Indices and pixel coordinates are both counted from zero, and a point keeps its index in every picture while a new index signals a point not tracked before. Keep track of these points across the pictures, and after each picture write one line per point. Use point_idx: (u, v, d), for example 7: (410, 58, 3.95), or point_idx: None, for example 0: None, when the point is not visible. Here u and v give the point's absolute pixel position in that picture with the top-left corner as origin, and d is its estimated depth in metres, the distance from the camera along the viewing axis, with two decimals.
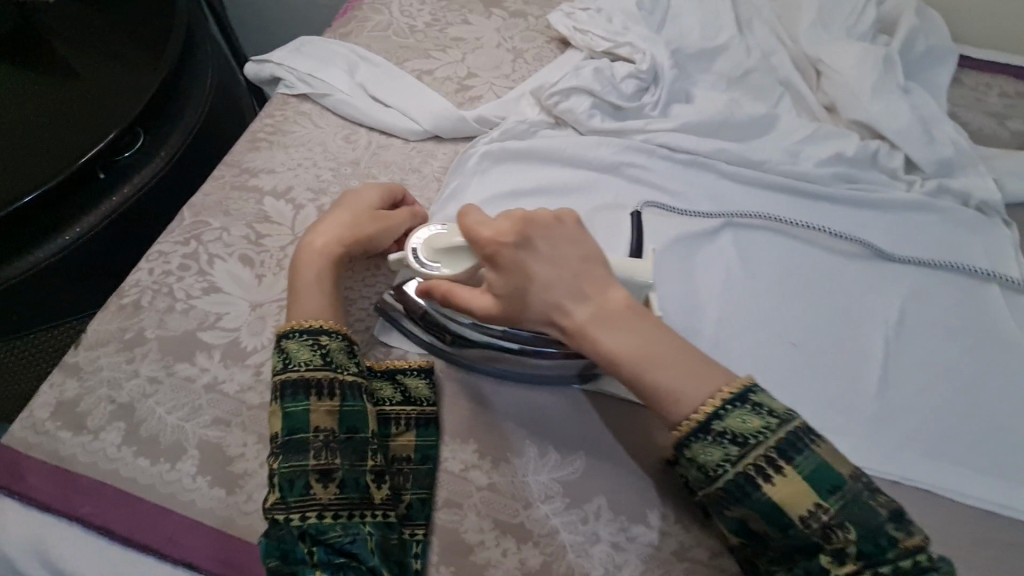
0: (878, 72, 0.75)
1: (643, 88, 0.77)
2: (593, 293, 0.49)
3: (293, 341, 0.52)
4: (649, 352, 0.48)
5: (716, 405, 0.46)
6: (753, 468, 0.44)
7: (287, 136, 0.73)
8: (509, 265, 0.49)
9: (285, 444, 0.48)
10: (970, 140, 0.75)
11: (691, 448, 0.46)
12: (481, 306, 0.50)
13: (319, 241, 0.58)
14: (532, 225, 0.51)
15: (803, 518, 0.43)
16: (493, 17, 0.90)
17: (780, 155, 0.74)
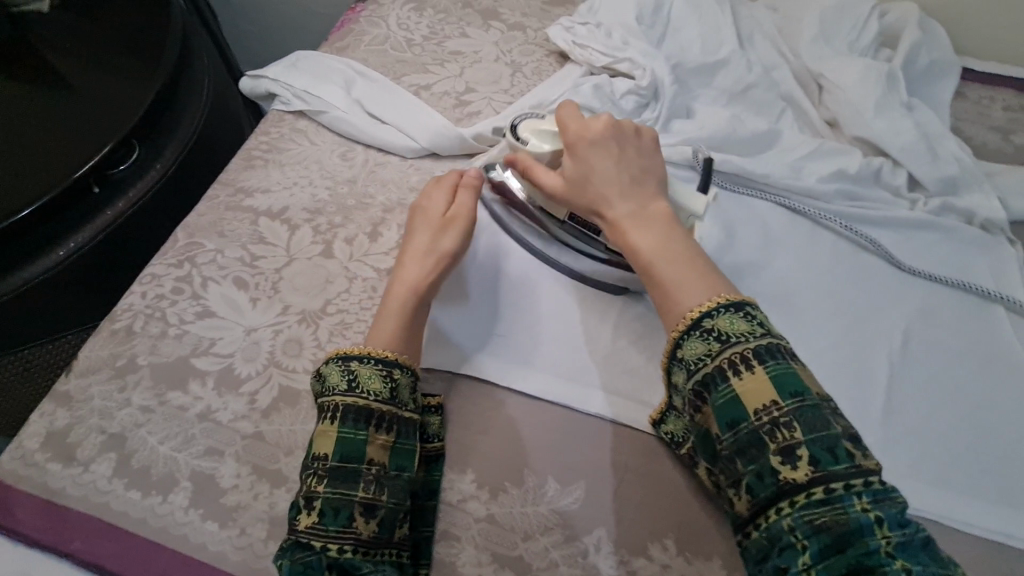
0: (880, 88, 0.74)
1: (643, 104, 0.76)
2: (641, 191, 0.53)
3: (360, 364, 0.51)
4: (669, 250, 0.49)
5: (712, 305, 0.45)
6: (727, 362, 0.43)
7: (282, 153, 0.72)
8: (584, 152, 0.54)
9: (332, 469, 0.46)
10: (973, 157, 0.74)
11: (678, 345, 0.45)
12: (546, 184, 0.56)
13: (409, 272, 0.57)
14: (618, 134, 0.55)
15: (757, 413, 0.42)
16: (492, 30, 0.89)
17: (783, 172, 0.73)
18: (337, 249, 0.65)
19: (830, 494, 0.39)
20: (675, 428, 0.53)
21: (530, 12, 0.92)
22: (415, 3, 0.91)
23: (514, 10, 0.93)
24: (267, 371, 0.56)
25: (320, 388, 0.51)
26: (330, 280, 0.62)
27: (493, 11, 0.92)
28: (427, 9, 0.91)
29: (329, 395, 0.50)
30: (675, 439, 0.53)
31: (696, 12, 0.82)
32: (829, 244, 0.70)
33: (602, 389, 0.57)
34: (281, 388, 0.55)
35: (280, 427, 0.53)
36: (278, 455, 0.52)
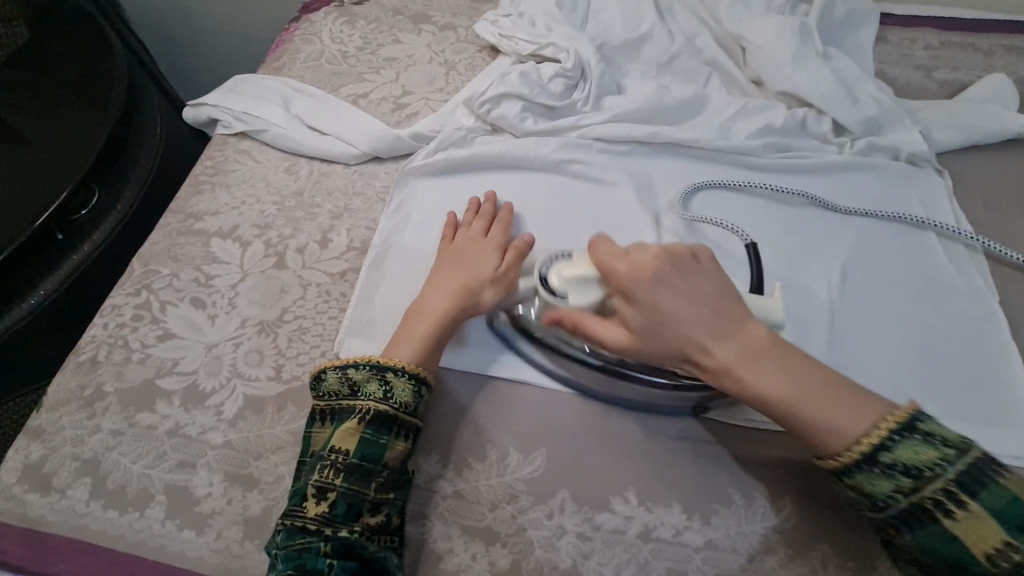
0: (795, 41, 0.77)
1: (572, 85, 0.78)
2: (738, 325, 0.49)
3: (391, 378, 0.53)
4: (800, 392, 0.46)
5: (882, 435, 0.44)
6: (930, 501, 0.43)
7: (228, 176, 0.74)
8: (649, 299, 0.49)
9: (348, 467, 0.49)
10: (893, 96, 0.77)
11: (855, 479, 0.45)
12: (613, 340, 0.50)
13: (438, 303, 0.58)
14: (678, 260, 0.50)
15: (989, 555, 0.41)
16: (424, 33, 0.92)
17: (713, 132, 0.75)
18: (289, 259, 0.67)
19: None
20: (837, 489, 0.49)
21: (460, 12, 0.95)
22: (347, 17, 0.94)
23: (444, 12, 0.95)
24: (230, 383, 0.58)
25: (344, 386, 0.53)
26: (285, 290, 0.64)
27: (423, 15, 0.95)
28: (359, 21, 0.93)
29: (357, 399, 0.52)
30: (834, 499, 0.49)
31: None
32: (766, 196, 0.73)
33: (554, 359, 0.60)
34: (246, 397, 0.57)
35: (246, 433, 0.55)
36: (247, 459, 0.54)
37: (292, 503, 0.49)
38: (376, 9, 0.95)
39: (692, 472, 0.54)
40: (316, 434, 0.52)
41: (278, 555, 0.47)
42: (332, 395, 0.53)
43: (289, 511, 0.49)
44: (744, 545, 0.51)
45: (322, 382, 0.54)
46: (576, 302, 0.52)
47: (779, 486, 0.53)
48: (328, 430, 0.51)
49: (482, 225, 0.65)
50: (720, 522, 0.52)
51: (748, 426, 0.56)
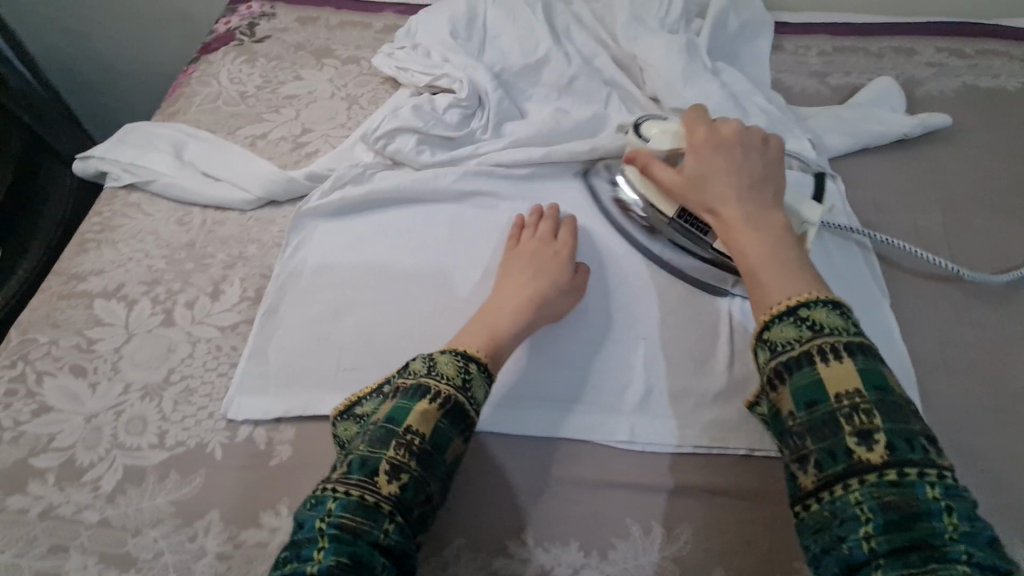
0: (683, 59, 0.79)
1: (469, 115, 0.78)
2: (756, 200, 0.54)
3: (473, 370, 0.52)
4: (769, 253, 0.50)
5: (806, 299, 0.46)
6: (816, 350, 0.43)
7: (115, 231, 0.71)
8: (708, 155, 0.58)
9: (422, 452, 0.47)
10: (782, 107, 0.79)
11: (768, 329, 0.46)
12: (664, 179, 0.60)
13: (500, 304, 0.60)
14: (750, 142, 0.58)
15: (839, 397, 0.42)
16: (326, 67, 0.90)
17: (610, 152, 0.76)
18: (177, 316, 0.64)
19: (903, 477, 0.38)
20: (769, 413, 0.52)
21: (364, 44, 0.94)
22: (247, 55, 0.92)
23: (347, 45, 0.94)
24: (109, 455, 0.55)
25: (427, 366, 0.51)
26: (172, 349, 0.62)
27: (326, 49, 0.93)
28: (259, 59, 0.92)
29: (437, 381, 0.50)
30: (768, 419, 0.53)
31: (510, 17, 0.84)
32: None
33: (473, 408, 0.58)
34: (126, 469, 0.55)
35: (125, 508, 0.53)
36: (126, 537, 0.51)
37: (352, 476, 0.45)
38: (277, 46, 0.93)
39: (589, 505, 0.53)
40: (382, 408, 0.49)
41: (326, 529, 0.43)
42: (413, 374, 0.51)
43: (346, 481, 0.45)
44: None
45: (403, 363, 0.53)
46: (653, 147, 0.63)
47: (678, 513, 0.53)
48: (402, 405, 0.48)
49: (551, 227, 0.68)
50: (617, 556, 0.51)
51: (684, 451, 0.56)
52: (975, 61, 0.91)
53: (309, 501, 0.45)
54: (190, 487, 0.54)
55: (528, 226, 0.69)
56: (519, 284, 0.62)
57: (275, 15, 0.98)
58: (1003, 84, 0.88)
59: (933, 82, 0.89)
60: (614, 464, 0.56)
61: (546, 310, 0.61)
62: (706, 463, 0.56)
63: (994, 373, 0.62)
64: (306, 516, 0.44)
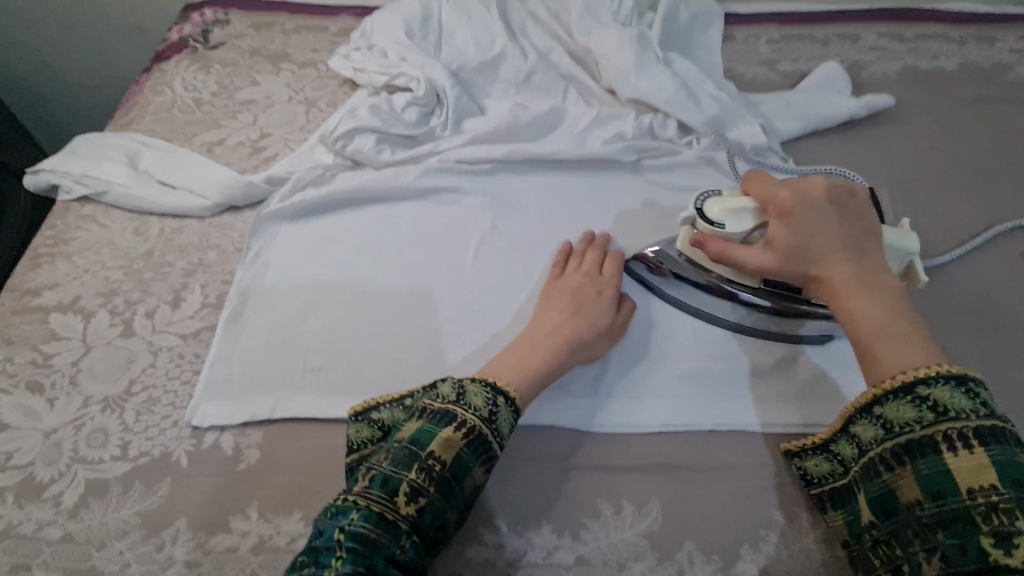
0: (635, 50, 0.81)
1: (428, 112, 0.78)
2: (863, 267, 0.51)
3: (500, 403, 0.52)
4: (890, 326, 0.48)
5: (929, 372, 0.44)
6: (941, 434, 0.43)
7: (70, 244, 0.70)
8: (801, 221, 0.53)
9: (442, 479, 0.47)
10: (733, 94, 0.82)
11: (881, 404, 0.46)
12: (756, 263, 0.54)
13: (537, 346, 0.57)
14: (837, 199, 0.54)
15: (971, 491, 0.41)
16: (283, 72, 0.90)
17: (569, 144, 0.77)
18: (137, 325, 0.63)
19: None
20: (812, 465, 0.53)
21: (320, 47, 0.94)
22: (201, 63, 0.91)
23: (304, 48, 0.94)
24: (70, 470, 0.54)
25: (455, 393, 0.51)
26: (133, 360, 0.61)
27: (282, 53, 0.93)
28: (214, 65, 0.91)
29: (464, 409, 0.50)
30: (807, 475, 0.53)
31: (465, 15, 0.85)
32: (619, 198, 0.75)
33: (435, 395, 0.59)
34: (88, 482, 0.54)
35: (89, 522, 0.52)
36: (91, 551, 0.50)
37: (373, 491, 0.45)
38: (232, 52, 0.93)
39: (561, 488, 0.54)
40: (410, 427, 0.49)
41: (345, 540, 0.43)
42: (443, 398, 0.51)
43: (367, 494, 0.45)
44: (613, 557, 0.51)
45: (433, 385, 0.53)
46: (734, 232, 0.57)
47: (646, 490, 0.54)
48: (427, 428, 0.49)
49: (597, 262, 0.66)
50: (590, 536, 0.52)
51: (649, 430, 0.57)
52: (916, 45, 0.95)
53: (331, 510, 0.45)
54: (156, 497, 0.53)
55: (573, 256, 0.67)
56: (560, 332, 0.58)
57: (229, 22, 0.97)
58: (941, 64, 0.92)
59: (876, 66, 0.92)
60: (584, 446, 0.57)
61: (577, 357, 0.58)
62: (671, 439, 0.57)
63: (938, 338, 0.65)
64: (326, 524, 0.44)
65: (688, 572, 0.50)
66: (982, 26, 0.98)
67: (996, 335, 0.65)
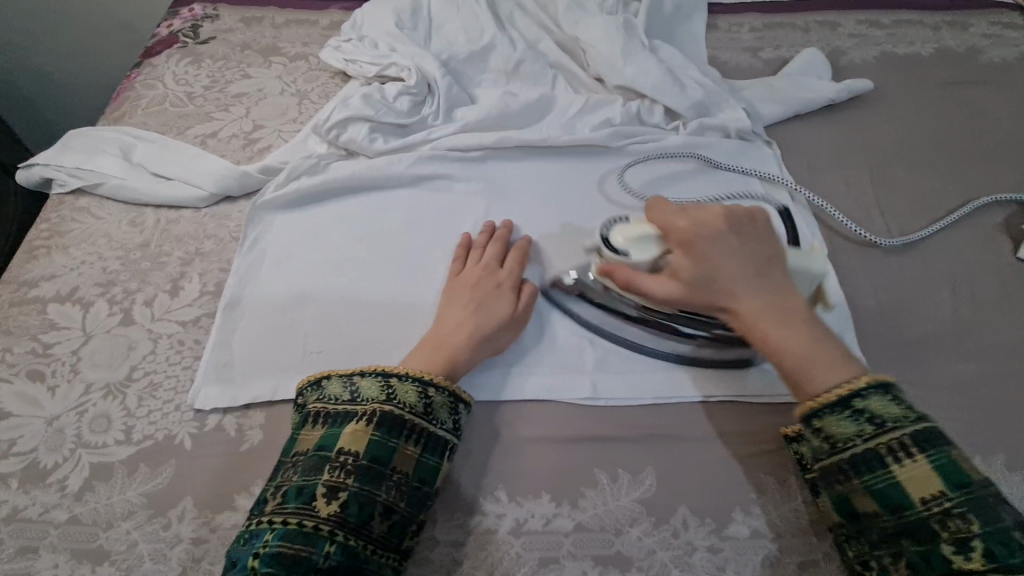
0: (621, 39, 0.82)
1: (419, 101, 0.80)
2: (770, 291, 0.51)
3: (397, 380, 0.53)
4: (809, 348, 0.49)
5: (856, 385, 0.46)
6: (885, 446, 0.45)
7: (66, 236, 0.70)
8: (702, 252, 0.53)
9: (356, 471, 0.49)
10: (717, 80, 0.84)
11: (819, 418, 0.47)
12: (661, 292, 0.54)
13: (443, 340, 0.57)
14: (735, 222, 0.54)
15: (924, 500, 0.43)
16: (274, 65, 0.91)
17: (559, 131, 0.79)
18: (137, 313, 0.64)
19: None
20: (808, 449, 0.54)
21: (310, 40, 0.95)
22: (192, 57, 0.91)
23: (295, 42, 0.94)
24: (74, 455, 0.55)
25: (350, 391, 0.54)
26: (133, 347, 0.62)
27: (273, 47, 0.94)
28: (205, 59, 0.91)
29: (362, 405, 0.52)
30: (803, 460, 0.54)
31: (454, 6, 0.86)
32: (609, 180, 0.77)
33: None
34: (92, 466, 0.54)
35: (95, 504, 0.52)
36: (97, 532, 0.51)
37: (287, 506, 0.48)
38: (223, 46, 0.93)
39: (559, 459, 0.56)
40: (312, 436, 0.52)
41: (261, 565, 0.45)
42: (338, 401, 0.53)
43: (281, 511, 0.48)
44: (610, 523, 0.53)
45: (321, 385, 0.55)
46: (637, 258, 0.56)
47: (641, 459, 0.56)
48: (331, 432, 0.51)
49: (495, 255, 0.66)
50: (588, 503, 0.53)
51: (642, 403, 0.59)
52: (893, 31, 0.98)
53: (247, 535, 0.48)
54: (161, 479, 0.54)
55: (473, 250, 0.67)
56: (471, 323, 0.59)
57: (219, 16, 0.98)
58: (917, 50, 0.95)
59: (856, 52, 0.95)
60: (581, 418, 0.58)
61: (483, 346, 0.58)
62: (663, 411, 0.59)
63: (918, 309, 0.67)
64: (241, 552, 0.47)
65: (683, 536, 0.52)
66: (956, 13, 1.01)
67: (971, 306, 0.67)
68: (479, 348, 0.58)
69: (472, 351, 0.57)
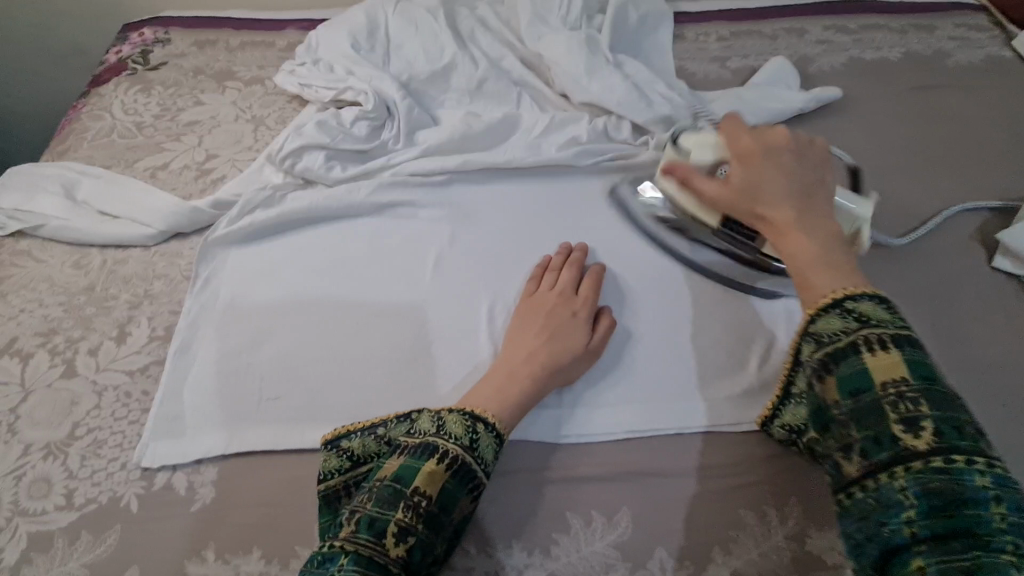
0: (585, 55, 0.80)
1: (379, 126, 0.77)
2: (809, 205, 0.51)
3: (480, 429, 0.51)
4: (823, 261, 0.46)
5: (852, 292, 0.43)
6: (862, 339, 0.41)
7: (5, 282, 0.66)
8: (757, 158, 0.54)
9: (430, 514, 0.47)
10: (685, 94, 0.82)
11: (812, 323, 0.44)
12: (709, 190, 0.57)
13: (521, 360, 0.57)
14: (796, 146, 0.55)
15: (884, 385, 0.39)
16: (228, 90, 0.87)
17: (524, 151, 0.76)
18: (80, 364, 0.60)
19: (952, 464, 0.36)
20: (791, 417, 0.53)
21: (266, 63, 0.91)
22: (141, 85, 0.88)
23: (250, 65, 0.91)
24: (10, 524, 0.51)
25: (433, 424, 0.51)
26: (76, 401, 0.58)
27: (227, 71, 0.90)
28: (155, 87, 0.87)
29: (446, 440, 0.50)
30: (792, 428, 0.53)
31: (412, 25, 0.84)
32: (577, 200, 0.75)
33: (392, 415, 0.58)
34: (30, 536, 0.51)
35: None
36: None
37: (360, 535, 0.45)
38: (174, 72, 0.90)
39: (530, 502, 0.53)
40: (391, 464, 0.49)
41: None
42: (421, 432, 0.50)
43: (354, 538, 0.44)
44: (585, 570, 0.50)
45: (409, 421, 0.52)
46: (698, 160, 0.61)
47: (616, 499, 0.53)
48: (411, 464, 0.48)
49: (571, 279, 0.64)
50: (561, 551, 0.51)
51: (615, 438, 0.57)
52: (860, 36, 0.97)
53: (317, 557, 0.44)
54: (105, 546, 0.50)
55: (550, 270, 0.66)
56: (542, 348, 0.58)
57: (170, 41, 0.94)
58: (885, 54, 0.94)
59: (824, 58, 0.94)
60: (552, 457, 0.56)
61: (561, 371, 0.58)
62: (637, 445, 0.56)
63: None
64: (312, 575, 0.43)
65: None
66: (922, 16, 1.00)
67: (947, 318, 0.66)
68: (557, 373, 0.57)
69: (550, 376, 0.57)
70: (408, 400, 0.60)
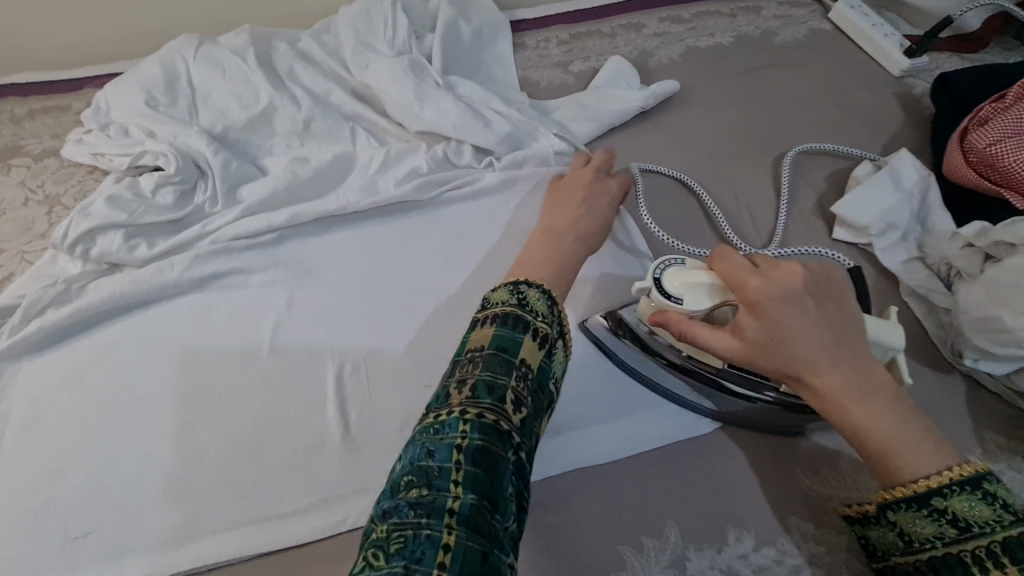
0: (411, 80, 0.76)
1: (189, 190, 0.69)
2: (852, 365, 0.46)
3: (560, 316, 0.48)
4: (898, 436, 0.43)
5: (944, 482, 0.41)
6: (969, 554, 0.40)
7: None
8: (773, 315, 0.46)
9: (535, 386, 0.42)
10: (524, 108, 0.80)
11: (892, 511, 0.43)
12: (719, 347, 0.48)
13: (559, 225, 0.60)
14: (812, 286, 0.48)
15: None
16: (15, 169, 0.76)
17: (357, 194, 0.70)
18: None
19: None
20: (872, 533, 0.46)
21: (61, 131, 0.80)
22: None
23: (41, 136, 0.80)
24: None
25: (517, 298, 0.46)
26: None
27: (12, 147, 0.78)
28: None
29: (534, 318, 0.45)
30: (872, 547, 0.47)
31: (219, 70, 0.76)
32: (426, 235, 0.70)
33: (228, 526, 0.51)
34: None
35: None
36: None
37: (482, 399, 0.39)
38: None
39: None
40: (480, 337, 0.43)
41: (465, 462, 0.36)
42: (501, 304, 0.45)
43: (474, 404, 0.38)
44: None
45: (483, 297, 0.47)
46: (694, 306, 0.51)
47: None
48: (503, 334, 0.43)
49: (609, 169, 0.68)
50: None
51: None
52: (694, 25, 0.99)
53: (433, 427, 0.38)
54: None
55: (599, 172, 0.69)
56: (574, 220, 0.60)
57: None
58: (718, 40, 0.96)
59: (661, 51, 0.94)
60: None
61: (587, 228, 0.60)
62: None
63: None
64: (436, 444, 0.37)
65: None
66: None
67: None
68: (583, 233, 0.59)
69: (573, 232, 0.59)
70: (248, 502, 0.52)
